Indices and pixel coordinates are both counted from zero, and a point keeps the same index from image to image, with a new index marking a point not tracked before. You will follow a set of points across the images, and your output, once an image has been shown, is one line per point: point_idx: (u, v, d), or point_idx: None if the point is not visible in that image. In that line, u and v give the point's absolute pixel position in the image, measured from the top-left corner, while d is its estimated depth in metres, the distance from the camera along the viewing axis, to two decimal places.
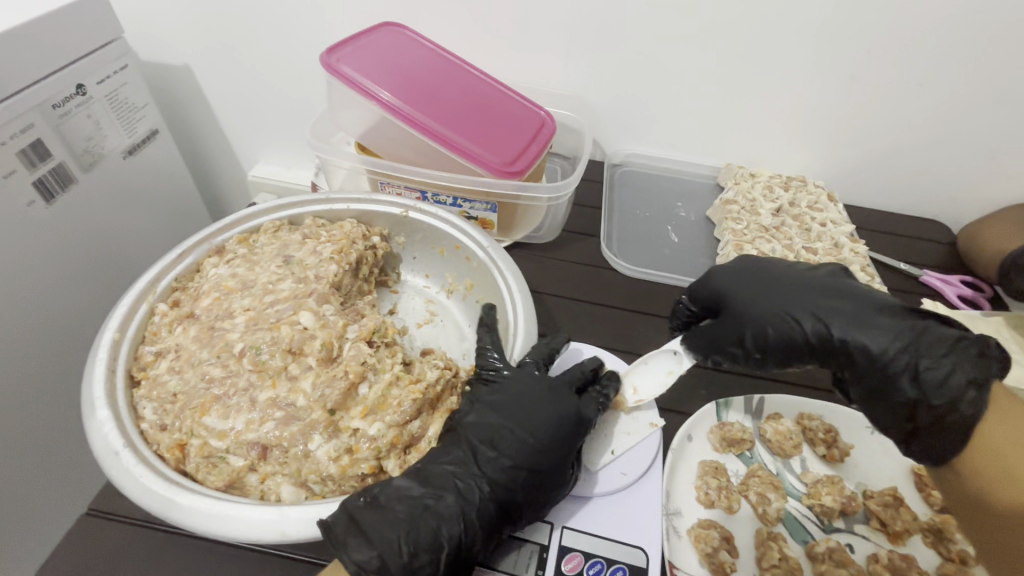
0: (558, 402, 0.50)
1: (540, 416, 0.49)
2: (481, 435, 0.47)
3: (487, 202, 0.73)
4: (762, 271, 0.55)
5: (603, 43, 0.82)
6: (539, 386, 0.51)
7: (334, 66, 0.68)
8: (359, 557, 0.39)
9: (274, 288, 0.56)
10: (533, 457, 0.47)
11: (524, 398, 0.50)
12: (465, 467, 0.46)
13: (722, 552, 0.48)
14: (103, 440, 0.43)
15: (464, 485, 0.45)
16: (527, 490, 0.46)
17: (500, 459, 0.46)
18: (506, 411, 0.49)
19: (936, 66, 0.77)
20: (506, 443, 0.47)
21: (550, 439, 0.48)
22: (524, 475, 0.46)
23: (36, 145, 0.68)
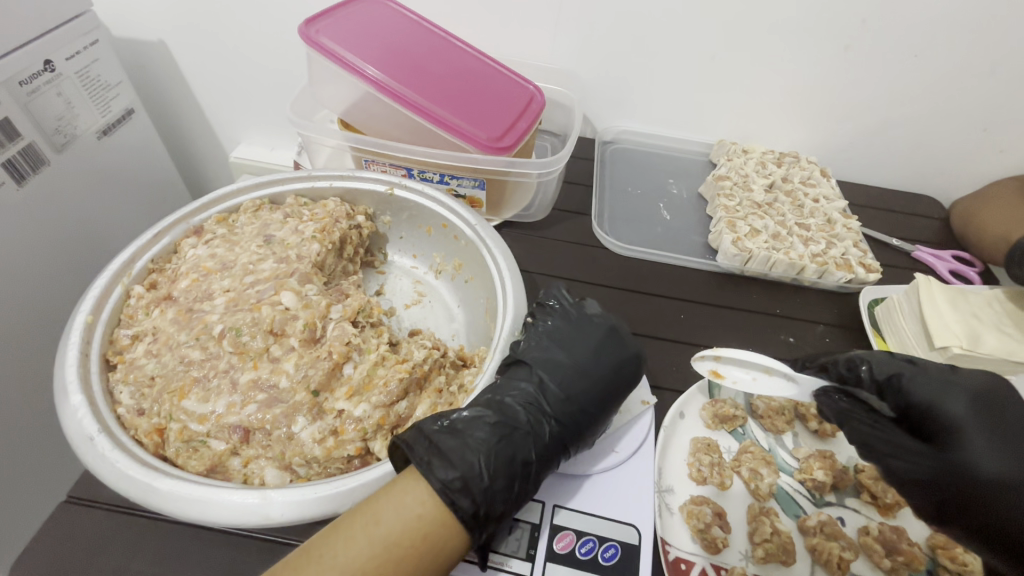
0: (609, 331, 0.53)
1: (594, 348, 0.52)
2: (545, 370, 0.50)
3: (475, 179, 0.72)
4: (1003, 406, 0.47)
5: (592, 15, 0.79)
6: (589, 321, 0.54)
7: (313, 38, 0.66)
8: (445, 476, 0.40)
9: (254, 268, 0.54)
10: (591, 387, 0.49)
11: (577, 332, 0.53)
12: (526, 400, 0.47)
13: (714, 528, 0.48)
14: (77, 426, 0.41)
15: (535, 418, 0.46)
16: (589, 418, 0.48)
17: (564, 394, 0.48)
18: (563, 347, 0.52)
19: (934, 37, 0.76)
20: (564, 376, 0.49)
21: (604, 368, 0.51)
22: (585, 404, 0.48)
23: (3, 124, 0.65)
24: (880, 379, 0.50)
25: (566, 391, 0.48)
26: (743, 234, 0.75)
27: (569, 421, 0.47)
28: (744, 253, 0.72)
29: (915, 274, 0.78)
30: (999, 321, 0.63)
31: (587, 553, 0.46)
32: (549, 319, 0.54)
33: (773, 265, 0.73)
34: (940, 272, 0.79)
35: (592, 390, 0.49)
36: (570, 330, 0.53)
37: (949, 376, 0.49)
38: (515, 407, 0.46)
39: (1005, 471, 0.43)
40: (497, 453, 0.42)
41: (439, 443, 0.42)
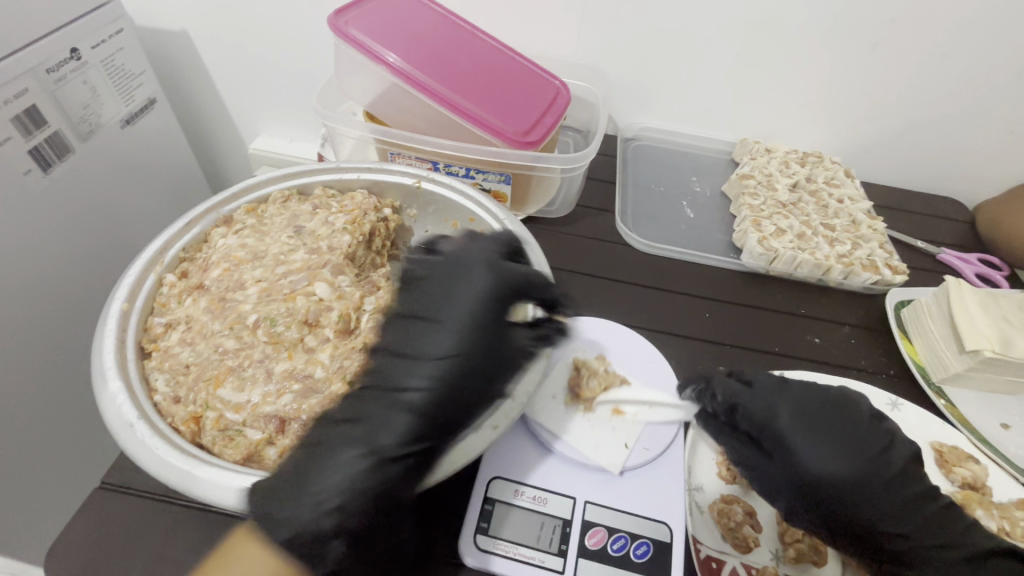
0: (473, 282, 0.48)
1: (454, 302, 0.47)
2: (417, 338, 0.46)
3: (501, 173, 0.71)
4: (811, 412, 0.50)
5: (619, 10, 0.79)
6: (449, 270, 0.49)
7: (342, 28, 0.66)
8: (288, 531, 0.38)
9: (286, 259, 0.54)
10: (462, 345, 0.45)
11: (436, 285, 0.49)
12: (393, 375, 0.44)
13: (745, 527, 0.48)
14: (116, 413, 0.42)
15: (409, 391, 0.43)
16: (464, 384, 0.44)
17: (427, 359, 0.45)
18: (432, 308, 0.47)
19: (965, 37, 0.75)
20: (436, 339, 0.45)
21: (473, 323, 0.46)
22: (457, 369, 0.44)
23: (31, 111, 0.65)
24: (732, 407, 0.51)
25: (443, 352, 0.45)
26: (768, 233, 0.74)
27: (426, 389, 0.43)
28: (770, 252, 0.72)
29: (942, 277, 0.78)
30: None
31: (619, 550, 0.45)
32: (418, 280, 0.50)
33: (799, 265, 0.72)
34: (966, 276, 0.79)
35: (466, 347, 0.45)
36: (427, 286, 0.49)
37: (773, 393, 0.52)
38: (383, 389, 0.44)
39: (849, 475, 0.46)
40: (344, 453, 0.41)
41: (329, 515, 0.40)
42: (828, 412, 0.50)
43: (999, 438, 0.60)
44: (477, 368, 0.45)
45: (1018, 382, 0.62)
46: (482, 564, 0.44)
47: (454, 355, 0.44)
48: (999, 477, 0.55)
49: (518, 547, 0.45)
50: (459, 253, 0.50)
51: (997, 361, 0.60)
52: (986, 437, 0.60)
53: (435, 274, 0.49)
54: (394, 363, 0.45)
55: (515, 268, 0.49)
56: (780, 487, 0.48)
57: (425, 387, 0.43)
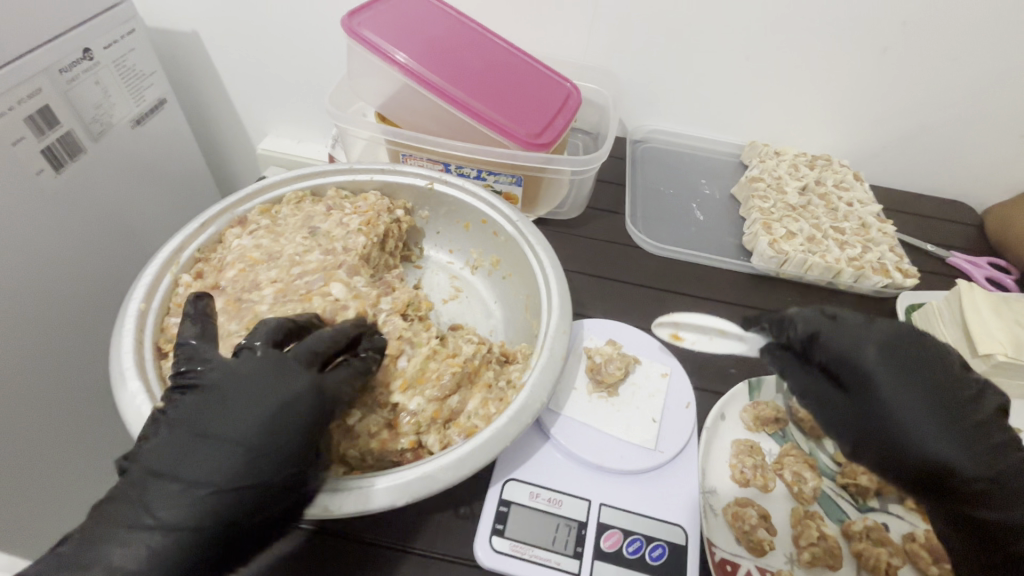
0: (277, 393, 0.40)
1: (249, 428, 0.39)
2: (194, 456, 0.38)
3: (513, 175, 0.71)
4: (905, 356, 0.45)
5: (629, 13, 0.79)
6: (254, 383, 0.40)
7: (355, 29, 0.66)
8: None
9: (301, 260, 0.54)
10: (233, 483, 0.37)
11: (237, 400, 0.40)
12: (155, 498, 0.37)
13: (760, 531, 0.47)
14: (136, 413, 0.42)
15: (162, 517, 0.36)
16: (214, 528, 0.37)
17: (188, 489, 0.37)
18: (206, 421, 0.39)
19: (975, 41, 0.75)
20: (200, 466, 0.37)
21: (265, 458, 0.38)
22: (219, 508, 0.37)
23: (44, 111, 0.65)
24: (806, 335, 0.47)
25: (192, 484, 0.37)
26: (778, 236, 0.74)
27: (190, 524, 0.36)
28: (781, 255, 0.72)
29: (951, 280, 0.78)
30: None
31: (634, 552, 0.45)
32: (201, 378, 0.41)
33: (809, 268, 0.72)
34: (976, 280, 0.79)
35: (231, 486, 0.37)
36: (227, 396, 0.40)
37: (862, 327, 0.46)
38: (146, 508, 0.36)
39: (932, 421, 0.43)
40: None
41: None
42: (917, 353, 0.45)
43: None
44: (226, 508, 0.37)
45: None
46: (499, 566, 0.44)
47: (209, 488, 0.37)
48: None
49: (533, 549, 0.45)
50: (264, 357, 0.42)
51: (1010, 365, 0.59)
52: None
53: (236, 376, 0.41)
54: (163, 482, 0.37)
55: (340, 385, 0.43)
56: (854, 424, 0.44)
57: (180, 521, 0.36)
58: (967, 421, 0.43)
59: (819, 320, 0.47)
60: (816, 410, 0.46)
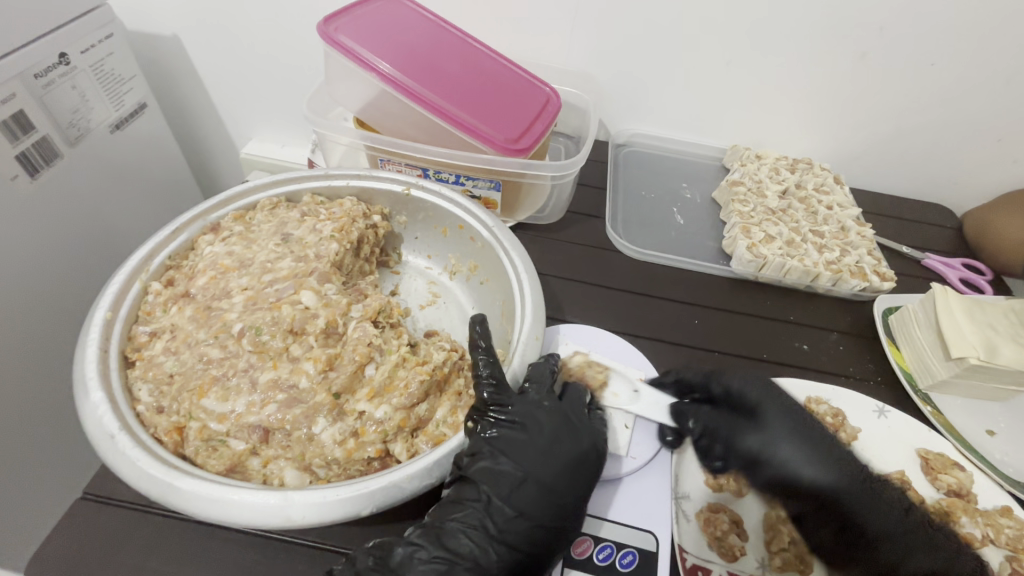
0: (579, 445, 0.46)
1: (559, 464, 0.45)
2: (503, 482, 0.44)
3: (491, 180, 0.71)
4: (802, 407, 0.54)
5: (609, 18, 0.79)
6: (559, 430, 0.47)
7: (332, 35, 0.65)
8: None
9: (273, 267, 0.54)
10: (556, 516, 0.43)
11: (547, 443, 0.46)
12: (495, 520, 0.42)
13: (731, 536, 0.48)
14: (98, 423, 0.41)
15: (470, 537, 0.42)
16: (546, 552, 0.43)
17: (522, 516, 0.43)
18: (524, 455, 0.45)
19: (952, 45, 0.75)
20: (522, 493, 0.43)
21: (577, 493, 0.45)
22: (548, 534, 0.43)
23: (19, 117, 0.64)
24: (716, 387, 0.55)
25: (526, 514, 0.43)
26: (757, 240, 0.74)
27: (534, 552, 0.43)
28: (759, 259, 0.72)
29: (928, 283, 0.78)
30: (1015, 330, 0.62)
31: (604, 559, 0.45)
32: (511, 418, 0.46)
33: (787, 272, 0.72)
34: (951, 282, 0.79)
35: (553, 521, 0.43)
36: (540, 440, 0.46)
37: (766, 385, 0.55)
38: (459, 530, 0.42)
39: (815, 458, 0.49)
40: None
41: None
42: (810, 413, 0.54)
43: (984, 444, 0.60)
44: (554, 537, 0.43)
45: (1004, 389, 0.62)
46: None
47: (534, 517, 0.43)
48: (986, 483, 0.55)
49: None
50: (544, 399, 0.49)
51: (983, 368, 0.60)
52: (972, 443, 0.60)
53: (542, 424, 0.47)
54: (491, 505, 0.43)
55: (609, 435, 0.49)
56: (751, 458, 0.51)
57: (518, 546, 0.42)
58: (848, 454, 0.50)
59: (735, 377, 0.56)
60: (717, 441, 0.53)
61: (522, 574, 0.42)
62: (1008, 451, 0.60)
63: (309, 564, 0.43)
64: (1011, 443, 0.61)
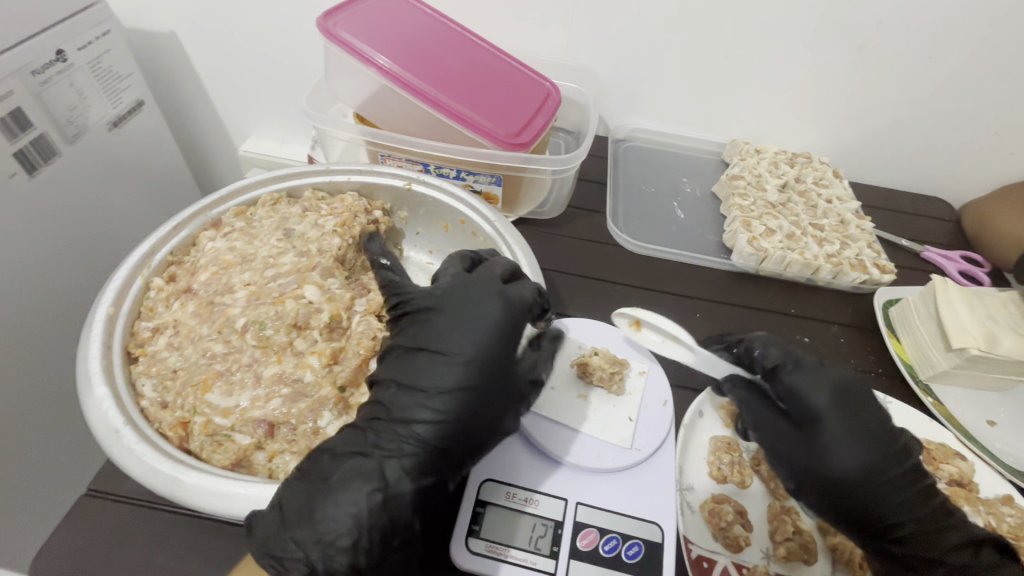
0: (487, 317, 0.46)
1: (465, 340, 0.45)
2: (410, 375, 0.45)
3: (492, 175, 0.71)
4: (856, 396, 0.49)
5: (609, 14, 0.79)
6: (458, 312, 0.47)
7: (331, 30, 0.65)
8: (289, 554, 0.38)
9: (275, 262, 0.54)
10: (468, 387, 0.44)
11: (454, 323, 0.46)
12: (408, 408, 0.43)
13: (736, 527, 0.48)
14: (102, 418, 0.41)
15: (388, 430, 0.43)
16: (465, 425, 0.43)
17: (429, 400, 0.43)
18: (431, 340, 0.46)
19: (951, 38, 0.76)
20: (430, 376, 0.44)
21: (487, 364, 0.45)
22: (465, 405, 0.43)
23: (16, 114, 0.64)
24: (768, 366, 0.51)
25: (432, 394, 0.43)
26: (758, 234, 0.74)
27: (451, 430, 0.43)
28: (760, 252, 0.72)
29: (927, 276, 0.79)
30: (1015, 321, 0.63)
31: (610, 551, 0.45)
32: (418, 310, 0.48)
33: (788, 265, 0.73)
34: (950, 274, 0.80)
35: (460, 394, 0.43)
36: (445, 320, 0.46)
37: (820, 368, 0.50)
38: (372, 428, 0.43)
39: (869, 461, 0.47)
40: (349, 494, 0.39)
41: (286, 505, 0.39)
42: (869, 404, 0.49)
43: (985, 434, 0.61)
44: (471, 410, 0.43)
45: (1005, 380, 0.62)
46: (473, 567, 0.44)
47: (442, 395, 0.43)
48: (987, 474, 0.55)
49: (507, 549, 0.45)
50: (454, 284, 0.49)
51: (983, 359, 0.60)
52: (974, 434, 0.60)
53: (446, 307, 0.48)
54: (402, 395, 0.44)
55: (520, 297, 0.48)
56: (795, 458, 0.49)
57: (432, 424, 0.42)
58: (900, 459, 0.47)
59: (789, 365, 0.50)
60: (768, 443, 0.50)
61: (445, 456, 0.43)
62: (1008, 441, 0.60)
63: None
64: (1011, 434, 0.61)
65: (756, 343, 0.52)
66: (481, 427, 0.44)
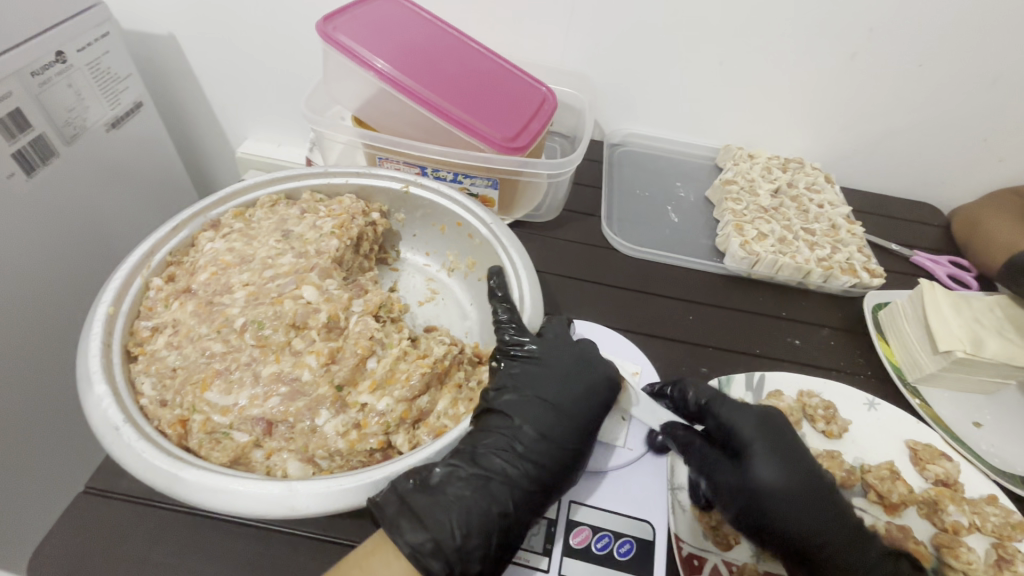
0: (597, 377, 0.52)
1: (578, 393, 0.50)
2: (527, 412, 0.49)
3: (488, 178, 0.72)
4: (778, 427, 0.51)
5: (605, 20, 0.80)
6: (575, 364, 0.52)
7: (330, 34, 0.66)
8: (413, 539, 0.40)
9: (273, 263, 0.55)
10: (578, 436, 0.49)
11: (567, 376, 0.51)
12: (525, 443, 0.47)
13: (726, 526, 0.49)
14: (102, 415, 0.42)
15: (501, 457, 0.46)
16: (571, 469, 0.47)
17: (545, 438, 0.48)
18: (547, 387, 0.51)
19: (939, 48, 0.77)
20: (550, 420, 0.49)
21: (595, 417, 0.50)
22: (575, 451, 0.48)
23: (15, 115, 0.64)
24: (699, 404, 0.53)
25: (550, 436, 0.48)
26: (750, 238, 0.75)
27: (561, 468, 0.47)
28: (752, 256, 0.73)
29: (915, 280, 0.80)
30: (1001, 324, 0.64)
31: (602, 548, 0.46)
32: (534, 353, 0.53)
33: (780, 269, 0.74)
34: (938, 278, 0.81)
35: (575, 441, 0.48)
36: (561, 371, 0.52)
37: (740, 402, 0.52)
38: (491, 451, 0.47)
39: (787, 486, 0.47)
40: (475, 508, 0.43)
41: (411, 501, 0.42)
42: (789, 435, 0.50)
43: (971, 436, 0.62)
44: (577, 455, 0.48)
45: (990, 382, 0.64)
46: None
47: (559, 439, 0.48)
48: (973, 474, 0.56)
49: None
50: (561, 339, 0.55)
51: (969, 361, 0.61)
52: (960, 435, 0.61)
53: (560, 358, 0.53)
54: (521, 431, 0.48)
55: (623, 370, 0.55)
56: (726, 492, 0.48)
57: (546, 463, 0.47)
58: (817, 484, 0.48)
59: (717, 400, 0.52)
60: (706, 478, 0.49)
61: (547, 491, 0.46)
62: (994, 442, 0.62)
63: (311, 557, 0.43)
64: (997, 435, 0.62)
65: (680, 383, 0.55)
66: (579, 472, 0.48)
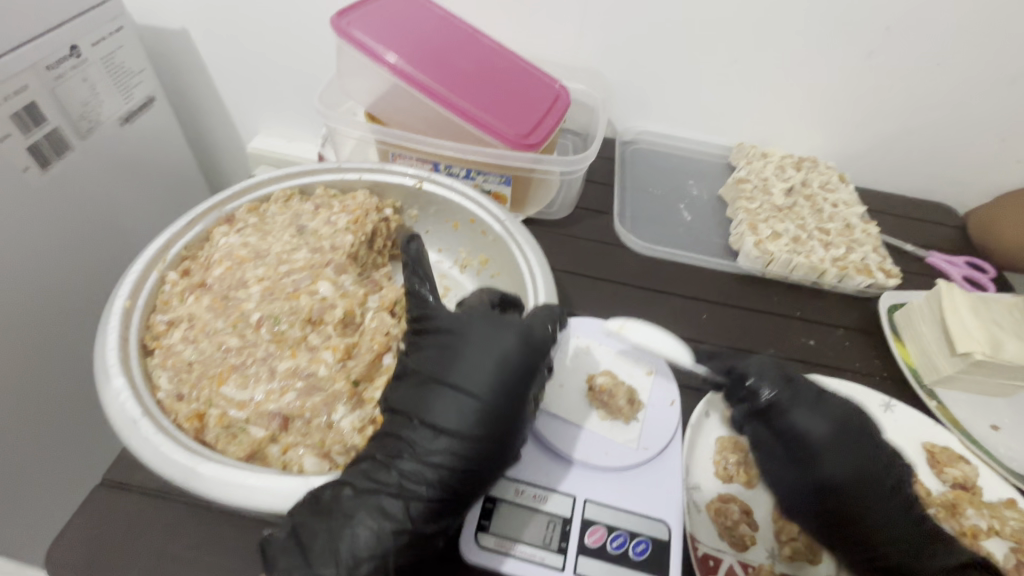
0: (501, 348, 0.43)
1: (479, 373, 0.43)
2: (420, 406, 0.43)
3: (501, 175, 0.72)
4: (856, 431, 0.50)
5: (619, 16, 0.79)
6: (479, 338, 0.44)
7: (344, 29, 0.66)
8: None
9: (288, 258, 0.55)
10: (481, 425, 0.41)
11: (467, 353, 0.44)
12: (420, 443, 0.42)
13: (742, 527, 0.49)
14: (120, 408, 0.42)
15: (396, 466, 0.41)
16: (478, 465, 0.41)
17: (443, 435, 0.41)
18: (445, 370, 0.43)
19: (958, 46, 0.76)
20: (446, 411, 0.42)
21: (503, 399, 0.42)
22: (478, 444, 0.41)
23: (31, 109, 0.65)
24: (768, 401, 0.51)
25: (451, 430, 0.41)
26: (764, 237, 0.75)
27: (464, 468, 0.41)
28: (766, 255, 0.73)
29: (931, 281, 0.79)
30: (1020, 326, 0.63)
31: (617, 548, 0.46)
32: (437, 334, 0.46)
33: (794, 268, 0.73)
34: (954, 279, 0.80)
35: (478, 431, 0.41)
36: (462, 349, 0.44)
37: (817, 399, 0.51)
38: (384, 461, 0.42)
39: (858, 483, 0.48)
40: (364, 529, 0.39)
41: (301, 531, 0.39)
42: (865, 438, 0.50)
43: (989, 439, 0.61)
44: (485, 449, 0.41)
45: (1008, 385, 0.63)
46: (483, 562, 0.45)
47: (458, 432, 0.41)
48: (991, 477, 0.56)
49: (517, 545, 0.46)
50: (472, 307, 0.47)
51: (986, 364, 0.61)
52: (977, 438, 0.61)
53: (462, 333, 0.45)
54: (418, 428, 0.42)
55: (542, 332, 0.45)
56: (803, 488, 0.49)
57: (445, 463, 0.41)
58: (886, 485, 0.48)
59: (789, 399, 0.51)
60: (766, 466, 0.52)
61: (453, 495, 0.41)
62: (1012, 445, 0.61)
63: None
64: (1015, 438, 0.62)
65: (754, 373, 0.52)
66: (491, 468, 0.42)
